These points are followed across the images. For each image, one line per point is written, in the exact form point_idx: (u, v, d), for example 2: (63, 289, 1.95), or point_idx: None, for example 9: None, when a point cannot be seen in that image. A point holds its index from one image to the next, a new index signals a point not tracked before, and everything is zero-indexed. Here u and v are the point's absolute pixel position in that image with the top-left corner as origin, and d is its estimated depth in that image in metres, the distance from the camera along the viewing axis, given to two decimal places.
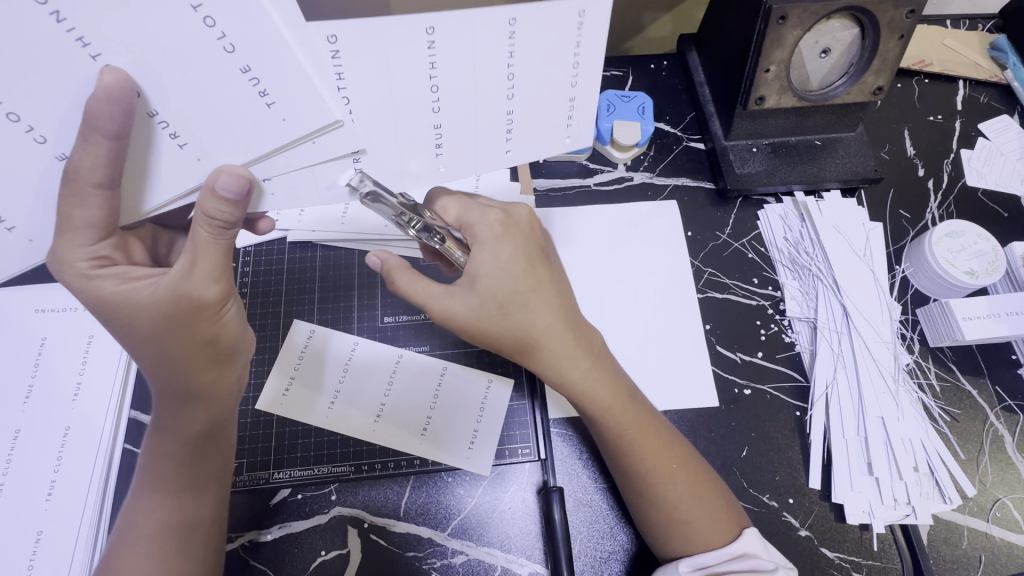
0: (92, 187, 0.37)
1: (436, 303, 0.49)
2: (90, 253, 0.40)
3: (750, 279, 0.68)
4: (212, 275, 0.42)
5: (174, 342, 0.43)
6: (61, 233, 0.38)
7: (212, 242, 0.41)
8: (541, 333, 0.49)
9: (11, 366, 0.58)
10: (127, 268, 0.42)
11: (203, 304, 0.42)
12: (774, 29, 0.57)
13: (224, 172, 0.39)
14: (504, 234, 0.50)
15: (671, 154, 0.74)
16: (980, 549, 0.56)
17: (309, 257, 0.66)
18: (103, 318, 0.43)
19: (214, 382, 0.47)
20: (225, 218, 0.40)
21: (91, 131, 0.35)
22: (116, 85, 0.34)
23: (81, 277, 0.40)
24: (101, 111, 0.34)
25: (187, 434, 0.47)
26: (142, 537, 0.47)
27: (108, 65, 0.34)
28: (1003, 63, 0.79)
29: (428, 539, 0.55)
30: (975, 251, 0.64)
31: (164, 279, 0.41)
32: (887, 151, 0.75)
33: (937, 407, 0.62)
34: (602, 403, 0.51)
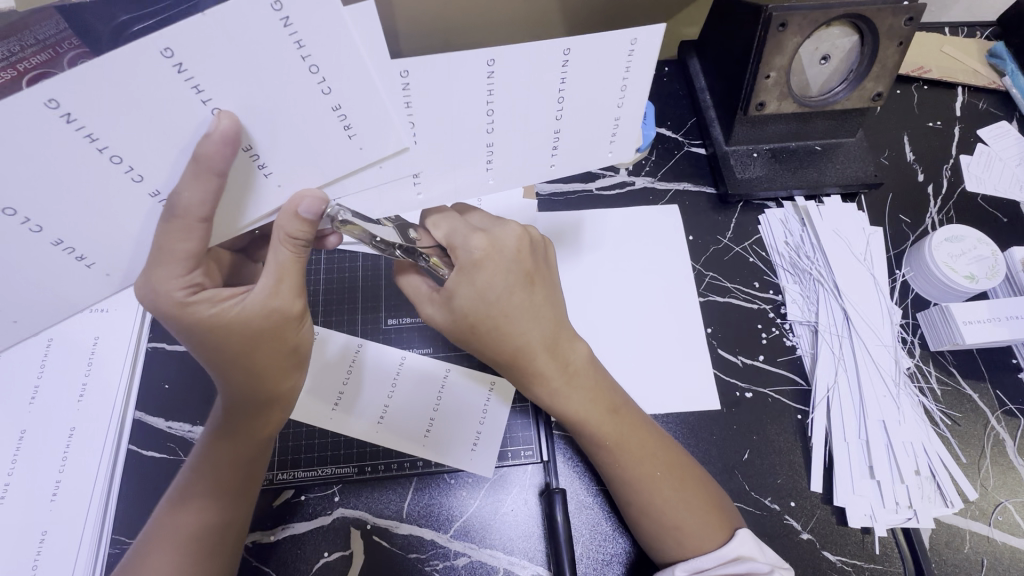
0: (198, 222, 0.38)
1: (424, 307, 0.52)
2: (186, 282, 0.41)
3: (752, 283, 0.68)
4: (295, 291, 0.44)
5: (257, 356, 0.44)
6: (155, 265, 0.39)
7: (294, 260, 0.43)
8: (518, 354, 0.51)
9: (17, 367, 0.59)
10: (216, 292, 0.43)
11: (290, 319, 0.44)
12: (774, 36, 0.58)
13: (305, 196, 0.40)
14: (484, 261, 0.49)
15: (672, 159, 0.74)
16: (982, 553, 0.56)
17: (313, 261, 0.66)
18: (184, 338, 0.43)
19: (286, 392, 0.48)
20: (306, 238, 0.41)
21: (203, 168, 0.35)
22: (232, 128, 0.35)
23: (175, 306, 0.41)
24: (214, 152, 0.35)
25: (248, 444, 0.49)
26: (177, 542, 0.47)
27: (223, 111, 0.35)
28: (1002, 70, 0.80)
29: (430, 541, 0.55)
30: (976, 255, 0.65)
31: (253, 299, 0.42)
32: (886, 157, 0.75)
33: (938, 411, 0.62)
34: (577, 417, 0.52)
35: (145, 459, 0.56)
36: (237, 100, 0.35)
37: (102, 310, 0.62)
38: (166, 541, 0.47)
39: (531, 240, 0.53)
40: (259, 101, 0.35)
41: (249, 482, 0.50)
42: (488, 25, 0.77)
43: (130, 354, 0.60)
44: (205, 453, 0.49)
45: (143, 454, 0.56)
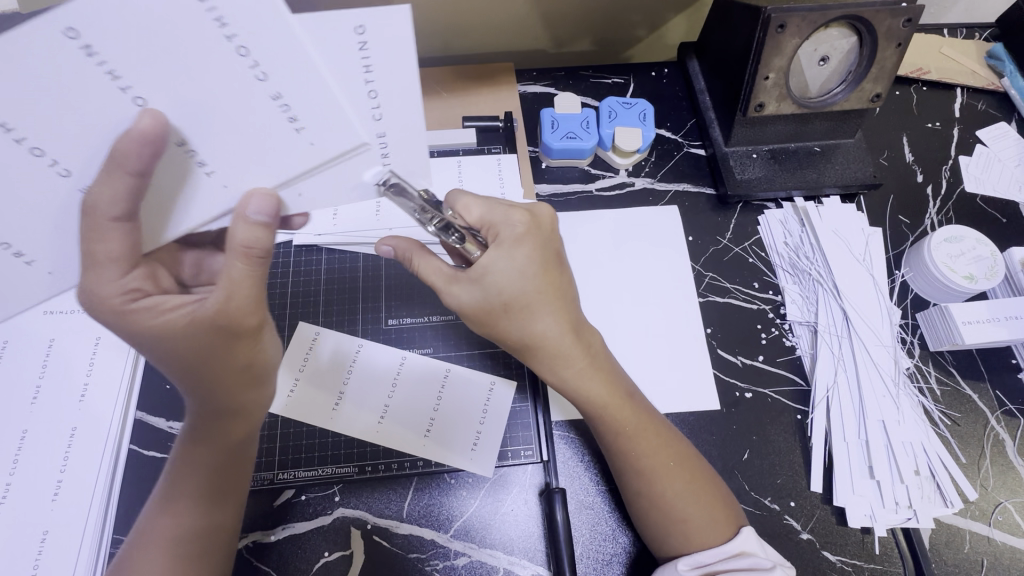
0: (110, 221, 0.38)
1: (448, 289, 0.51)
2: (124, 286, 0.41)
3: (751, 283, 0.68)
4: (251, 307, 0.44)
5: (213, 368, 0.45)
6: (91, 268, 0.40)
7: (246, 276, 0.43)
8: (545, 333, 0.51)
9: (19, 367, 0.59)
10: (157, 299, 0.43)
11: (243, 330, 0.44)
12: (773, 37, 0.58)
13: (253, 196, 0.40)
14: (524, 237, 0.51)
15: (672, 160, 0.75)
16: (982, 553, 0.56)
17: (315, 261, 0.67)
18: (139, 347, 0.44)
19: (250, 402, 0.49)
20: (262, 247, 0.42)
21: (115, 166, 0.36)
22: (152, 128, 0.35)
23: (116, 311, 0.42)
24: (129, 150, 0.35)
25: (220, 449, 0.49)
26: (160, 546, 0.47)
27: (149, 108, 0.35)
28: (1001, 71, 0.80)
29: (430, 541, 0.55)
30: (975, 256, 0.65)
31: (202, 308, 0.43)
32: (886, 158, 0.75)
33: (938, 411, 0.62)
34: (598, 402, 0.52)
35: (146, 459, 0.57)
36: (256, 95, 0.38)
37: None
38: (151, 546, 0.47)
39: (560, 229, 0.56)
40: (194, 98, 0.35)
41: (229, 490, 0.50)
42: (488, 26, 0.77)
43: (130, 354, 0.61)
44: (180, 460, 0.49)
45: (144, 454, 0.57)
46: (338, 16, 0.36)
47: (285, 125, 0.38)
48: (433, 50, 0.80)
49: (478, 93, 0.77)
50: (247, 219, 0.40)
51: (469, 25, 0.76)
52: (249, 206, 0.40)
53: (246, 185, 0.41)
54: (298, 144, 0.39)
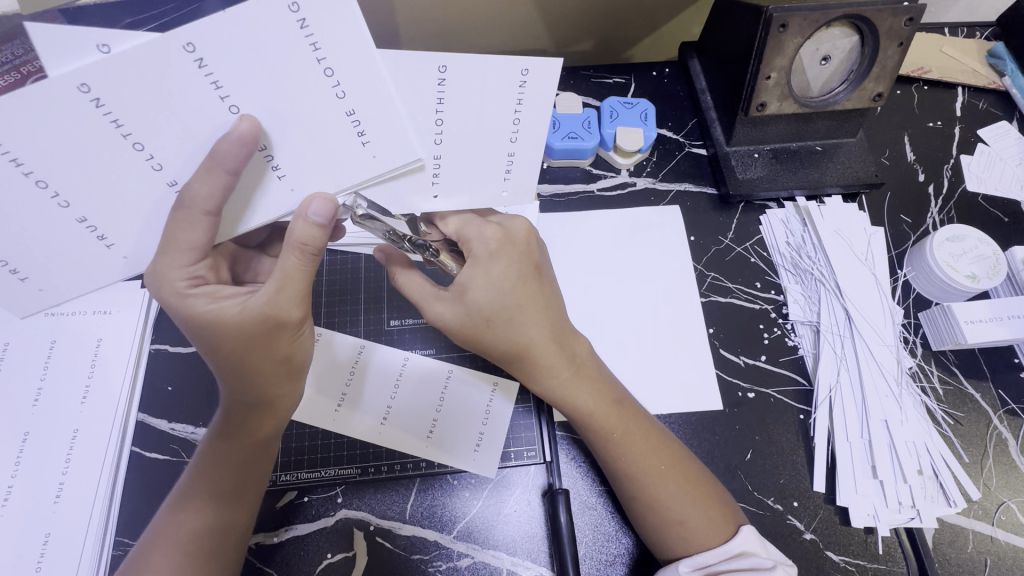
0: (202, 214, 0.40)
1: (431, 306, 0.53)
2: (190, 272, 0.43)
3: (753, 283, 0.68)
4: (295, 300, 0.44)
5: (248, 361, 0.45)
6: (165, 254, 0.42)
7: (299, 271, 0.44)
8: (526, 344, 0.52)
9: (20, 370, 0.59)
10: (216, 288, 0.45)
11: (285, 325, 0.45)
12: (774, 36, 0.58)
13: (315, 198, 0.42)
14: (499, 251, 0.52)
15: (673, 160, 0.75)
16: (985, 552, 0.56)
17: (316, 262, 0.66)
18: (189, 333, 0.45)
19: (283, 396, 0.49)
20: (316, 246, 0.43)
21: (215, 165, 0.37)
22: (250, 131, 0.37)
23: (177, 295, 0.43)
24: (230, 151, 0.37)
25: (248, 442, 0.49)
26: (176, 542, 0.47)
27: (246, 115, 0.37)
28: (1001, 70, 0.80)
29: (434, 542, 0.55)
30: (976, 255, 0.65)
31: (251, 301, 0.44)
32: (887, 157, 0.75)
33: (940, 410, 0.62)
34: (586, 409, 0.53)
35: (148, 461, 0.57)
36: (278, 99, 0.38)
37: (104, 312, 0.62)
38: (169, 541, 0.47)
39: (538, 241, 0.56)
40: (281, 105, 0.38)
41: (252, 486, 0.50)
42: (489, 25, 0.77)
43: (132, 356, 0.60)
44: (209, 451, 0.49)
45: (146, 456, 0.57)
46: (507, 60, 0.40)
47: (354, 140, 0.41)
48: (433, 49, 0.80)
49: None
50: (309, 220, 0.42)
51: (467, 24, 0.76)
52: (311, 209, 0.42)
53: (309, 188, 0.42)
54: (363, 157, 0.42)
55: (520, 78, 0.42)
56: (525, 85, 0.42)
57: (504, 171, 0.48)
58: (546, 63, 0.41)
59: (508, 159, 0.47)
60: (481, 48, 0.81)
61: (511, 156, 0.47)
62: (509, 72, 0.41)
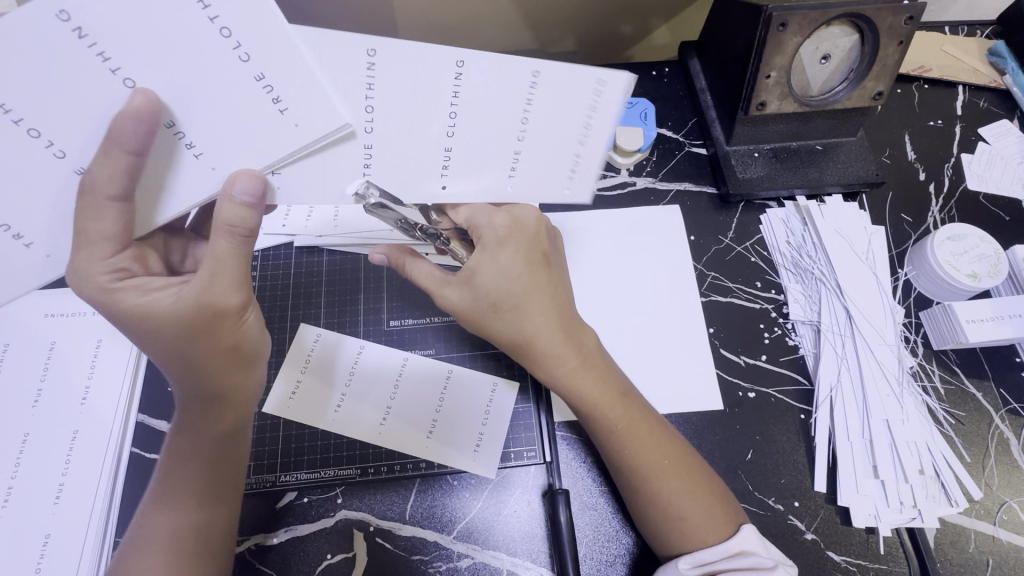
0: (107, 200, 0.39)
1: (439, 292, 0.53)
2: (112, 265, 0.42)
3: (753, 282, 0.68)
4: (235, 284, 0.44)
5: (196, 352, 0.45)
6: (81, 247, 0.40)
7: (233, 255, 0.43)
8: (532, 333, 0.52)
9: (20, 371, 0.59)
10: (144, 280, 0.44)
11: (227, 310, 0.45)
12: (774, 35, 0.58)
13: (241, 175, 0.41)
14: (507, 239, 0.52)
15: (673, 159, 0.74)
16: (987, 553, 0.56)
17: (316, 262, 0.66)
18: (125, 331, 0.45)
19: (236, 385, 0.49)
20: (248, 227, 0.42)
21: (114, 145, 0.37)
22: (145, 105, 0.36)
23: (101, 290, 0.42)
24: (124, 128, 0.36)
25: (211, 438, 0.49)
26: (158, 544, 0.47)
27: (141, 88, 0.36)
28: (1002, 69, 0.80)
29: (433, 543, 0.55)
30: (978, 254, 0.65)
31: (186, 290, 0.43)
32: (887, 156, 0.75)
33: (942, 410, 0.62)
34: (591, 399, 0.52)
35: (149, 463, 0.57)
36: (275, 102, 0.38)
37: None
38: (151, 544, 0.47)
39: (548, 229, 0.56)
40: None
41: (227, 481, 0.50)
42: (486, 27, 0.77)
43: (132, 357, 0.60)
44: (171, 452, 0.49)
45: (146, 457, 0.57)
46: (584, 70, 0.42)
47: (273, 109, 0.40)
48: None
49: None
50: (234, 199, 0.41)
51: (466, 24, 0.76)
52: (235, 187, 0.41)
53: (231, 167, 0.41)
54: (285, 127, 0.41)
55: (594, 88, 0.43)
56: (600, 95, 0.44)
57: (569, 168, 0.48)
58: (619, 76, 0.43)
59: (575, 160, 0.48)
60: (480, 48, 0.81)
61: (578, 156, 0.47)
62: (584, 81, 0.43)
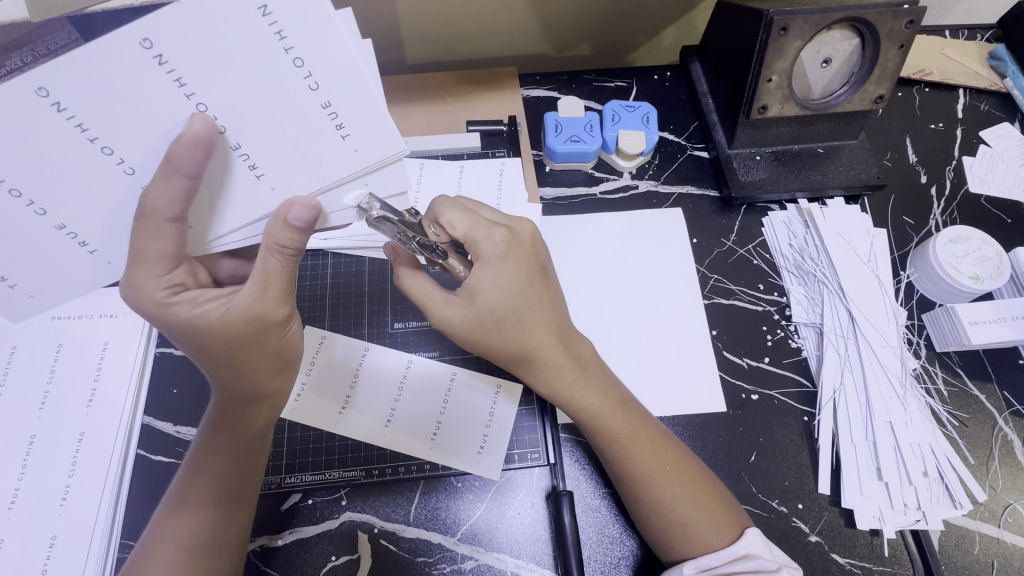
0: (167, 222, 0.38)
1: (438, 310, 0.52)
2: (166, 282, 0.42)
3: (756, 285, 0.68)
4: (281, 298, 0.45)
5: (244, 356, 0.46)
6: (136, 265, 0.40)
7: (282, 269, 0.43)
8: (534, 347, 0.52)
9: (26, 374, 0.59)
10: (198, 292, 0.44)
11: (273, 323, 0.45)
12: (775, 40, 0.59)
13: (295, 204, 0.40)
14: (507, 255, 0.51)
15: (675, 163, 0.75)
16: (992, 555, 0.56)
17: (320, 265, 0.67)
18: (174, 338, 0.45)
19: (279, 388, 0.50)
20: (294, 247, 0.41)
21: (172, 169, 0.35)
22: (204, 131, 0.35)
23: (157, 305, 0.42)
24: (185, 153, 0.35)
25: (244, 439, 0.49)
26: (175, 546, 0.47)
27: (202, 113, 0.35)
28: (1003, 72, 0.80)
29: (438, 545, 0.55)
30: (980, 256, 0.65)
31: (238, 301, 0.44)
32: (889, 159, 0.76)
33: (945, 412, 0.62)
34: (591, 409, 0.53)
35: (153, 464, 0.57)
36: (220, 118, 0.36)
37: (110, 316, 0.63)
38: (168, 539, 0.47)
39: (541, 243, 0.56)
40: None
41: (247, 482, 0.50)
42: (489, 32, 0.77)
43: (139, 359, 0.61)
44: (202, 447, 0.49)
45: (151, 458, 0.57)
46: None
47: (332, 133, 0.38)
48: (435, 55, 0.81)
49: (481, 97, 0.77)
50: (286, 222, 0.40)
51: (470, 27, 0.76)
52: (290, 211, 0.39)
53: (289, 192, 0.40)
54: (342, 151, 0.39)
55: None
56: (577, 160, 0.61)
57: None
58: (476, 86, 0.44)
59: None
60: (484, 53, 0.82)
61: None
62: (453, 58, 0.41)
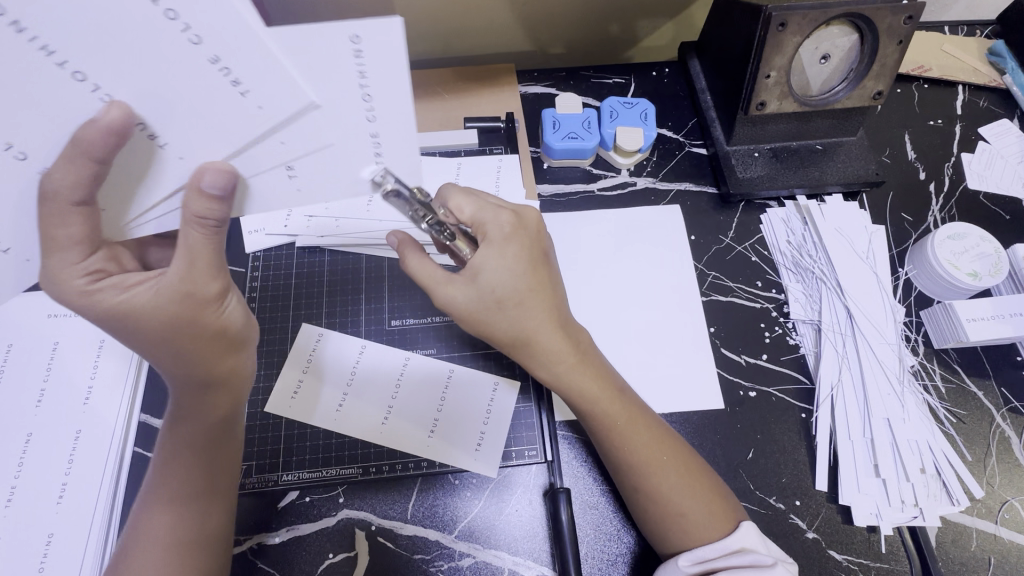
0: (73, 205, 0.38)
1: (438, 289, 0.51)
2: (84, 268, 0.41)
3: (754, 282, 0.68)
4: (211, 273, 0.44)
5: (184, 341, 0.45)
6: (49, 253, 0.40)
7: (206, 242, 0.42)
8: (534, 332, 0.52)
9: (22, 371, 0.59)
10: (120, 277, 0.43)
11: (207, 299, 0.44)
12: (773, 35, 0.58)
13: (207, 169, 0.40)
14: (512, 235, 0.52)
15: (673, 159, 0.75)
16: (989, 551, 0.56)
17: (318, 262, 0.67)
18: (105, 328, 0.44)
19: (232, 369, 0.49)
20: (214, 216, 0.41)
21: (78, 152, 0.36)
22: (121, 119, 0.35)
23: (80, 293, 0.41)
24: (94, 140, 0.35)
25: (202, 426, 0.49)
26: (155, 542, 0.47)
27: (117, 101, 0.35)
28: (1002, 68, 0.80)
29: (435, 542, 0.55)
30: (978, 252, 0.65)
31: (165, 280, 0.43)
32: (887, 156, 0.75)
33: (943, 409, 0.62)
34: (591, 396, 0.53)
35: (151, 462, 0.57)
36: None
37: None
38: (148, 539, 0.47)
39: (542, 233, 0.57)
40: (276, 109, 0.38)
41: (214, 473, 0.50)
42: (486, 28, 0.77)
43: (136, 357, 0.61)
44: (166, 442, 0.49)
45: (149, 456, 0.57)
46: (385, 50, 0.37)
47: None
48: (432, 51, 0.80)
49: (477, 94, 0.77)
50: (200, 191, 0.39)
51: (467, 23, 0.76)
52: (203, 179, 0.39)
53: (198, 159, 0.40)
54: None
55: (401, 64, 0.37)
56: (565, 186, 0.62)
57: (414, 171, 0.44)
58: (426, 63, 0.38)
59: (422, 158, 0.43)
60: (481, 49, 0.81)
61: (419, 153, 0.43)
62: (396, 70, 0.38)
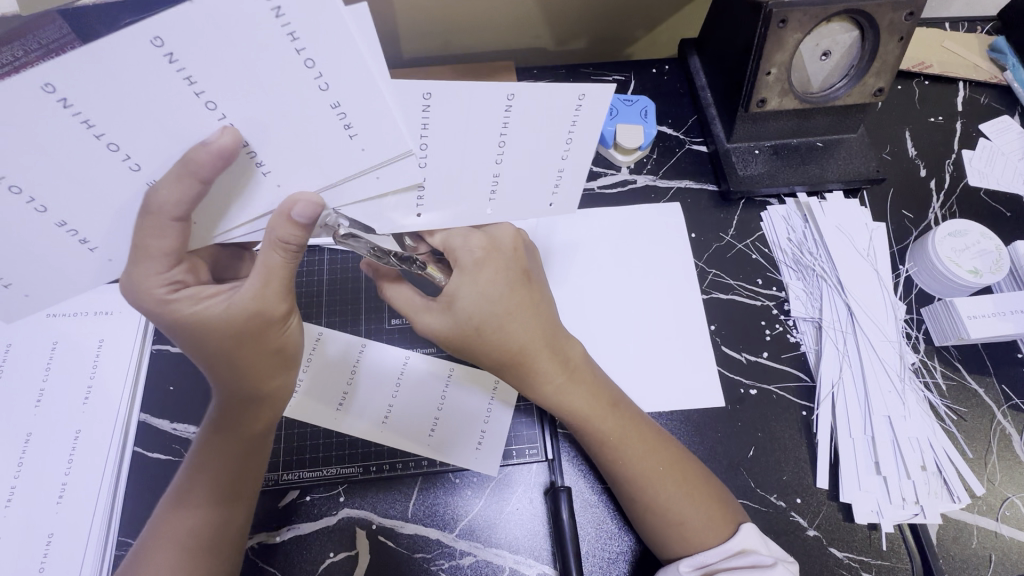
0: (171, 221, 0.38)
1: (421, 316, 0.52)
2: (167, 279, 0.41)
3: (755, 280, 0.68)
4: (282, 294, 0.44)
5: (242, 354, 0.45)
6: (135, 262, 0.40)
7: (285, 265, 0.42)
8: (520, 350, 0.51)
9: (22, 370, 0.59)
10: (198, 288, 0.43)
11: (273, 319, 0.45)
12: (774, 32, 0.58)
13: (300, 199, 0.39)
14: (484, 260, 0.51)
15: (673, 157, 0.74)
16: (990, 548, 0.56)
17: (317, 261, 0.66)
18: (174, 335, 0.44)
19: (280, 384, 0.50)
20: (297, 243, 0.41)
21: (187, 172, 0.36)
22: (230, 145, 0.35)
23: (158, 302, 0.42)
24: (202, 159, 0.35)
25: (244, 439, 0.49)
26: (175, 540, 0.47)
27: (229, 126, 0.35)
28: (1003, 64, 0.80)
29: (436, 541, 0.55)
30: (979, 250, 0.65)
31: (238, 297, 0.43)
32: (888, 152, 0.75)
33: (943, 406, 0.62)
34: (582, 414, 0.53)
35: (150, 461, 0.56)
36: (242, 114, 0.35)
37: (106, 312, 0.62)
38: (167, 538, 0.48)
39: (524, 244, 0.55)
40: None
41: (244, 481, 0.50)
42: (485, 25, 0.77)
43: (135, 355, 0.61)
44: (204, 446, 0.49)
45: (147, 456, 0.57)
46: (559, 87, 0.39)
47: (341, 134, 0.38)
48: (430, 48, 0.80)
49: None
50: (289, 218, 0.39)
51: (466, 19, 0.75)
52: (294, 210, 0.39)
53: (291, 188, 0.40)
54: (350, 151, 0.39)
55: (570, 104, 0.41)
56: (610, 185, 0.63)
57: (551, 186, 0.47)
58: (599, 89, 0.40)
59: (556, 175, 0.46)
60: (480, 47, 0.81)
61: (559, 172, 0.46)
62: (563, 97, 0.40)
